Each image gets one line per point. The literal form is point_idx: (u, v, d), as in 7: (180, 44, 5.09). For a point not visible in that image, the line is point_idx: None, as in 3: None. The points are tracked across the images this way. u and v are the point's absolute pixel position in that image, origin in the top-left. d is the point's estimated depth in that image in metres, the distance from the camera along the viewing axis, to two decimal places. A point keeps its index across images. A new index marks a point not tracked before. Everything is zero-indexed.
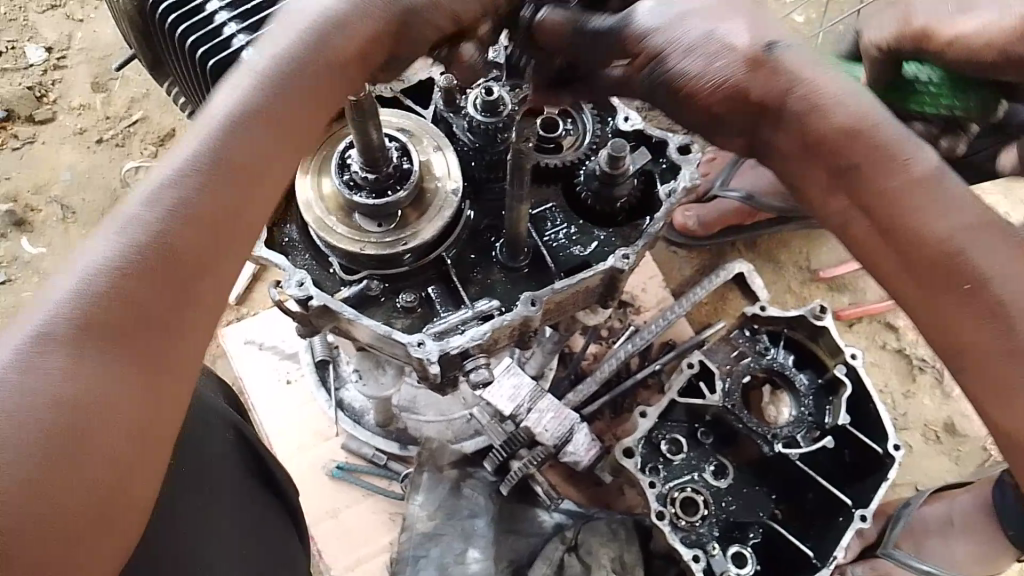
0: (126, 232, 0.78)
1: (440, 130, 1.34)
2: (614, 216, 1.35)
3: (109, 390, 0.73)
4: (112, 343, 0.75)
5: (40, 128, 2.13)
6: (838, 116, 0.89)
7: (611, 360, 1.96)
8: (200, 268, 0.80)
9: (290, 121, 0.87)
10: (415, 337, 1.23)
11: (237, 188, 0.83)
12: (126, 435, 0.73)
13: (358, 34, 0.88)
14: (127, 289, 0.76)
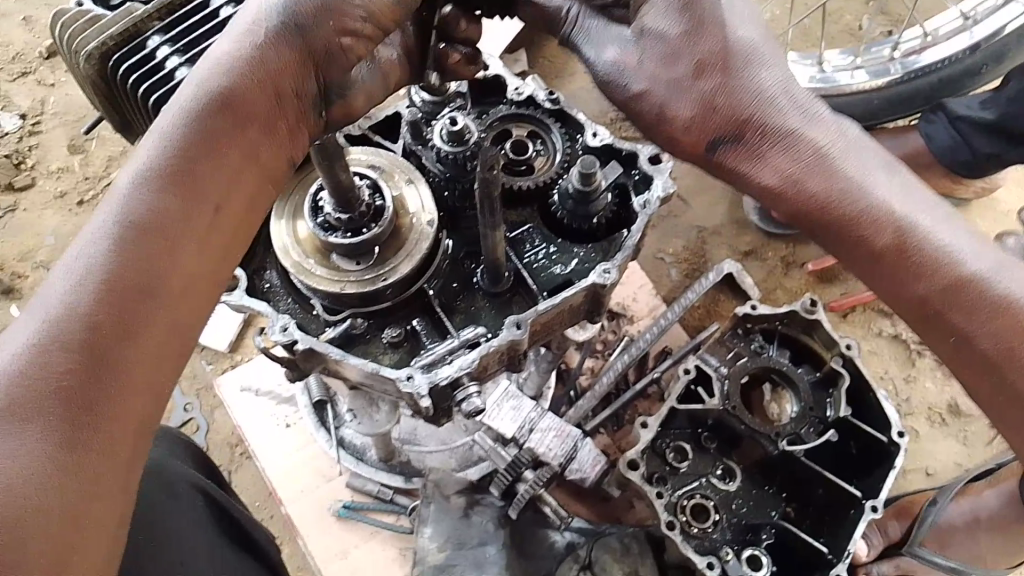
0: (41, 313, 0.85)
1: (410, 164, 1.34)
2: (592, 231, 1.35)
3: (30, 467, 0.79)
4: (34, 417, 0.81)
5: (20, 195, 2.14)
6: (817, 153, 1.12)
7: (609, 373, 1.96)
8: (118, 334, 0.86)
9: (190, 182, 0.94)
10: (403, 371, 1.23)
11: (144, 254, 0.89)
12: (55, 503, 0.80)
13: (236, 95, 0.97)
14: (46, 365, 0.83)
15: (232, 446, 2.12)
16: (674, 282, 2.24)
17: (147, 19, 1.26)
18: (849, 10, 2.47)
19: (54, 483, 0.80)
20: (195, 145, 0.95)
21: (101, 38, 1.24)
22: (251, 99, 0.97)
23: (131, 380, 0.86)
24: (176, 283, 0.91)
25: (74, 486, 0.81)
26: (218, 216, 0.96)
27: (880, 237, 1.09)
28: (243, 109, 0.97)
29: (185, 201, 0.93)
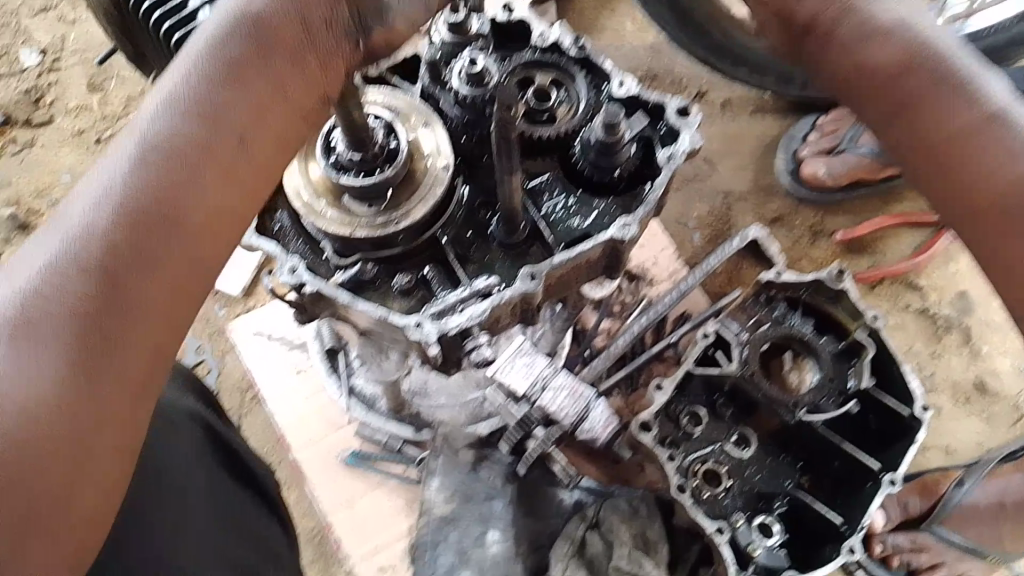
0: (68, 230, 0.88)
1: (428, 104, 1.29)
2: (612, 184, 1.31)
3: (44, 383, 0.82)
4: (49, 341, 0.83)
5: (38, 132, 2.11)
6: (893, 46, 1.01)
7: (625, 335, 1.92)
8: (138, 259, 0.88)
9: (220, 110, 0.95)
10: (412, 319, 1.19)
11: (167, 186, 0.91)
12: (71, 415, 0.83)
13: (262, 23, 0.96)
14: (75, 276, 0.86)
15: (243, 393, 2.11)
16: (697, 246, 2.19)
17: None
18: None
19: (67, 412, 0.82)
20: (227, 76, 0.95)
21: None
22: (288, 27, 0.98)
23: (150, 304, 0.88)
24: (195, 218, 0.92)
25: (88, 397, 0.84)
26: (241, 151, 0.96)
27: (953, 117, 1.00)
28: (272, 40, 0.97)
29: (210, 131, 0.94)
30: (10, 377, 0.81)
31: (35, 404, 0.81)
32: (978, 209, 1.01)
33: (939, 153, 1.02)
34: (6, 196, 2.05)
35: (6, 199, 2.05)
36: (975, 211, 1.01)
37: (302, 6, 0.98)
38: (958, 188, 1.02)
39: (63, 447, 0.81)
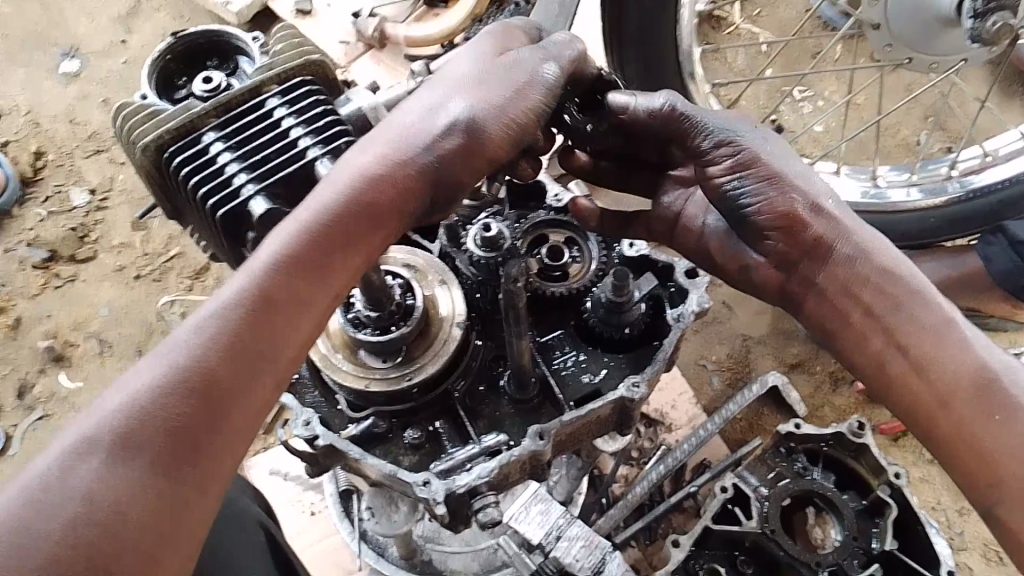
0: (168, 360, 0.96)
1: (445, 265, 1.35)
2: (623, 340, 1.33)
3: (125, 496, 0.88)
4: (143, 454, 0.90)
5: (81, 267, 2.21)
6: (881, 258, 1.20)
7: (642, 483, 1.91)
8: (230, 392, 0.96)
9: (314, 260, 1.04)
10: (422, 475, 1.22)
11: (260, 327, 0.99)
12: (143, 531, 0.88)
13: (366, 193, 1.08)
14: (168, 403, 0.93)
15: None
16: (716, 392, 2.18)
17: (204, 115, 1.31)
18: (906, 123, 2.44)
19: (141, 524, 0.88)
20: (325, 231, 1.05)
21: (159, 131, 1.30)
22: (382, 202, 1.08)
23: (230, 431, 0.96)
24: (280, 355, 1.01)
25: (162, 513, 0.89)
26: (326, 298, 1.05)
27: (925, 314, 1.16)
28: (370, 210, 1.08)
29: (301, 280, 1.03)
30: (96, 486, 0.87)
31: (116, 512, 0.87)
32: (944, 395, 1.11)
33: (905, 346, 1.15)
34: (45, 328, 2.13)
35: (45, 330, 2.13)
36: (941, 398, 1.12)
37: (397, 183, 1.10)
38: (923, 377, 1.13)
39: (127, 560, 0.86)
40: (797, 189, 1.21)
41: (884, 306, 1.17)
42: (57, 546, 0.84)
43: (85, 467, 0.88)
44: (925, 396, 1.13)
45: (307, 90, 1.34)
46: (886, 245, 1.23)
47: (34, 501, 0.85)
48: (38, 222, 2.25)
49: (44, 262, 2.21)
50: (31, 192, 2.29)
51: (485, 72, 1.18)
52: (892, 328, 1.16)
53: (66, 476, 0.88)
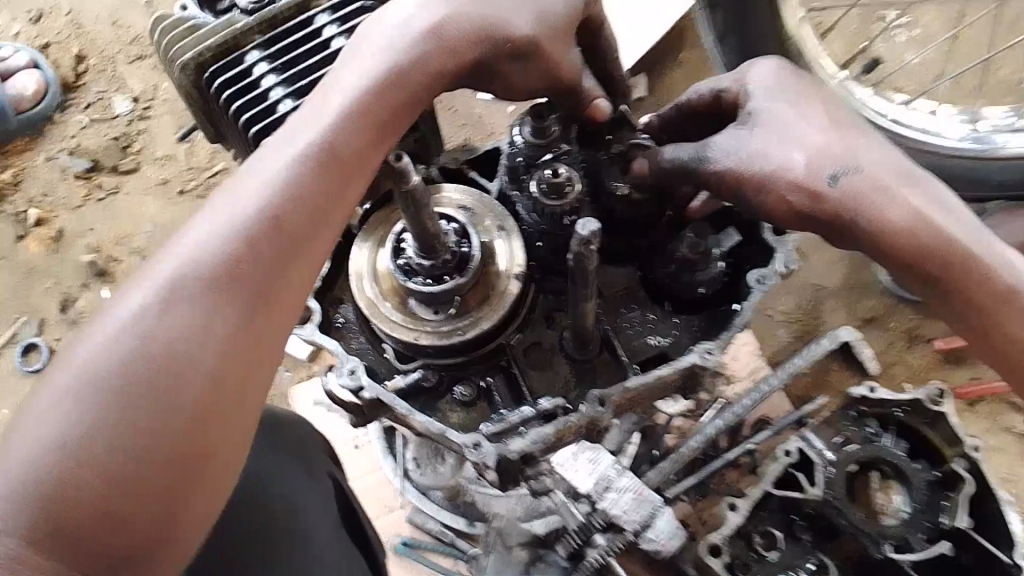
0: (239, 203, 0.90)
1: (505, 210, 1.23)
2: (694, 300, 1.22)
3: (193, 338, 0.82)
4: (208, 303, 0.84)
5: (124, 179, 2.13)
6: (921, 243, 0.98)
7: (698, 437, 1.81)
8: (299, 237, 0.91)
9: (382, 113, 0.99)
10: (472, 436, 1.13)
11: (332, 177, 0.94)
12: (214, 373, 0.81)
13: (428, 46, 1.01)
14: (240, 247, 0.87)
15: None
16: (781, 345, 2.05)
17: (247, 33, 1.19)
18: (1013, 59, 2.20)
19: (211, 364, 0.81)
20: (383, 83, 0.99)
21: (199, 48, 1.18)
22: (448, 56, 1.02)
23: (295, 277, 0.90)
24: (344, 201, 0.95)
25: (232, 358, 0.83)
26: (386, 147, 1.00)
27: (985, 287, 0.99)
28: (426, 65, 1.01)
29: (372, 132, 0.98)
30: (164, 325, 0.81)
31: (186, 353, 0.81)
32: (1009, 357, 1.01)
33: (964, 316, 1.01)
34: (87, 242, 2.07)
35: (88, 245, 2.07)
36: (1006, 358, 1.02)
37: (461, 43, 1.03)
38: (985, 339, 1.02)
39: (193, 401, 0.79)
40: (803, 168, 1.00)
41: (930, 283, 1.01)
42: (130, 379, 0.78)
43: (149, 319, 0.81)
44: (996, 354, 1.02)
45: (360, 8, 1.21)
46: (934, 209, 0.99)
47: (104, 342, 0.79)
48: (80, 130, 2.17)
49: (85, 173, 2.13)
50: (73, 98, 2.20)
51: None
52: (947, 299, 1.01)
53: (126, 329, 0.80)
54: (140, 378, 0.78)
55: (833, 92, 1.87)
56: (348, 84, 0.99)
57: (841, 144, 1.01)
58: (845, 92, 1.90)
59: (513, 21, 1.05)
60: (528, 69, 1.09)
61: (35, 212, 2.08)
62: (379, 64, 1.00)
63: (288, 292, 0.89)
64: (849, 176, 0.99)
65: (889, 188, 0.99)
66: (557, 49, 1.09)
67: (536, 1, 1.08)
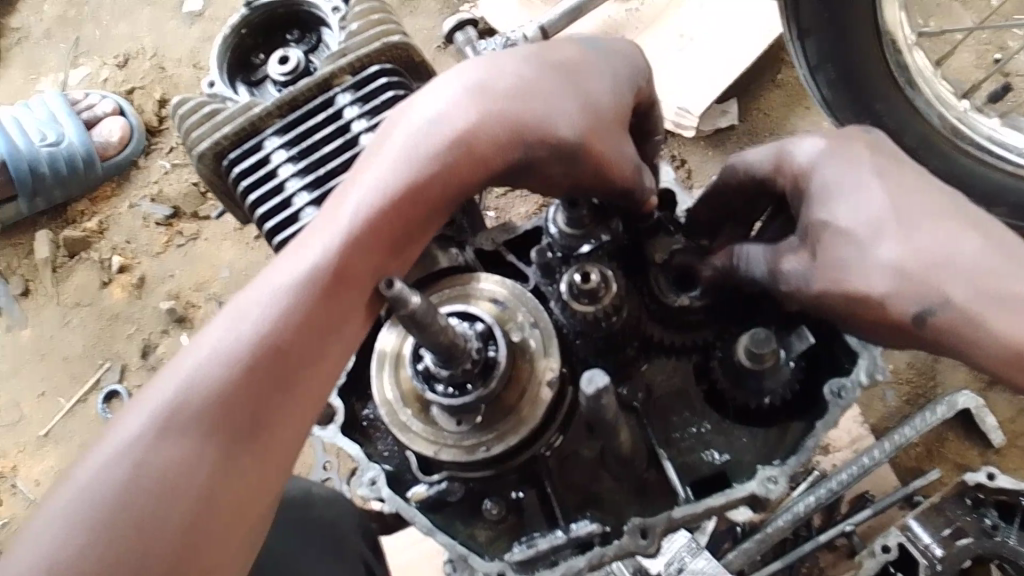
0: (243, 321, 0.81)
1: (539, 302, 1.11)
2: (757, 410, 1.05)
3: (178, 478, 0.74)
4: (202, 437, 0.76)
5: (203, 224, 2.14)
6: None
7: (785, 515, 1.63)
8: (303, 362, 0.81)
9: (401, 220, 0.89)
10: (495, 563, 1.02)
11: (340, 295, 0.84)
12: (194, 519, 0.73)
13: (452, 145, 0.91)
14: (237, 372, 0.78)
15: None
16: (890, 409, 1.81)
17: (266, 116, 1.11)
18: None
19: (194, 510, 0.73)
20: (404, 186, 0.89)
21: (216, 135, 1.11)
22: (474, 155, 0.91)
23: (298, 411, 0.80)
24: (355, 320, 0.86)
25: (218, 502, 0.75)
26: (399, 258, 0.90)
27: None
28: (455, 164, 0.91)
29: (387, 243, 0.88)
30: (148, 461, 0.74)
31: (171, 495, 0.73)
32: None
33: None
34: (167, 288, 2.10)
35: (168, 291, 2.09)
36: None
37: (490, 142, 0.92)
38: None
39: (164, 552, 0.71)
40: (889, 307, 0.87)
41: None
42: (103, 521, 0.70)
43: (138, 454, 0.74)
44: None
45: (384, 84, 1.10)
46: None
47: (87, 479, 0.73)
48: (161, 175, 2.19)
49: (167, 219, 2.15)
50: (156, 142, 2.23)
51: (586, 61, 1.03)
52: None
53: (116, 461, 0.74)
54: (115, 521, 0.71)
55: (955, 120, 1.59)
56: (367, 185, 0.88)
57: (929, 262, 0.86)
58: (970, 118, 1.61)
59: (558, 114, 0.95)
60: (565, 168, 0.98)
61: (119, 259, 2.12)
62: (398, 165, 0.89)
63: (287, 426, 0.80)
64: (934, 309, 0.85)
65: (997, 313, 0.84)
66: (607, 142, 0.99)
67: (582, 90, 0.99)
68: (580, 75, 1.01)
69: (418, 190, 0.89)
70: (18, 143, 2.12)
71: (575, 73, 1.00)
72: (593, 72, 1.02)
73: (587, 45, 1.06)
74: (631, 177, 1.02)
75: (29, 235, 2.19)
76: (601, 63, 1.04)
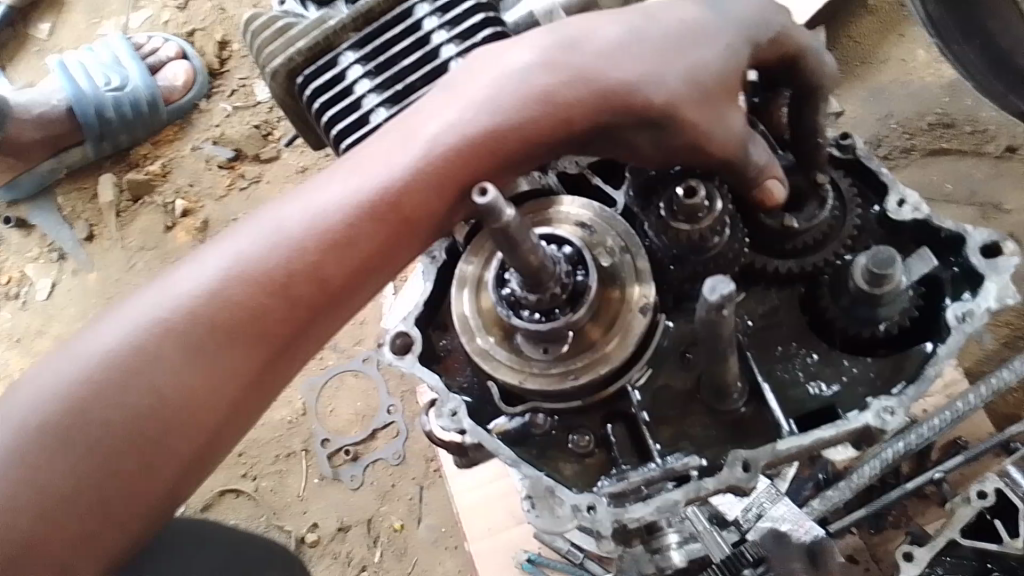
0: (267, 245, 0.89)
1: (628, 224, 1.04)
2: (872, 340, 0.99)
3: (182, 382, 0.84)
4: (203, 348, 0.86)
5: (265, 168, 2.11)
6: None
7: (874, 464, 1.55)
8: (311, 296, 0.89)
9: (449, 182, 0.91)
10: (585, 496, 0.97)
11: (359, 239, 0.90)
12: (187, 422, 0.84)
13: (523, 112, 0.90)
14: (253, 297, 0.88)
15: (430, 461, 1.88)
16: (986, 353, 1.71)
17: (341, 30, 1.05)
18: None
19: (188, 414, 0.84)
20: (458, 150, 0.91)
21: (290, 52, 1.05)
22: (544, 123, 0.90)
23: (298, 340, 0.90)
24: (379, 268, 0.92)
25: (208, 411, 0.85)
26: (443, 215, 0.93)
27: None
28: (526, 134, 0.90)
29: (420, 197, 0.91)
30: (160, 363, 0.84)
31: (170, 396, 0.83)
32: None
33: None
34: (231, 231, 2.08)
35: None
36: None
37: (569, 110, 0.90)
38: None
39: (146, 445, 0.82)
40: None
41: None
42: (102, 403, 0.81)
43: (153, 346, 0.85)
44: None
45: None
46: None
47: (105, 357, 0.83)
48: (223, 117, 2.16)
49: (229, 161, 2.13)
50: (218, 84, 2.20)
51: (695, 24, 0.94)
52: None
53: (133, 353, 0.84)
54: (114, 406, 0.82)
55: None
56: (418, 140, 0.91)
57: None
58: None
59: (649, 85, 0.90)
60: (650, 138, 0.93)
61: (182, 202, 2.11)
62: (464, 128, 0.91)
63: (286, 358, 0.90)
64: None
65: None
66: (705, 113, 0.91)
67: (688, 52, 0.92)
68: (687, 40, 0.93)
69: (473, 153, 0.90)
70: (83, 87, 2.08)
71: (683, 42, 0.93)
72: (705, 42, 0.93)
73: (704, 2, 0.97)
74: (731, 152, 0.93)
75: (92, 179, 2.18)
76: (719, 29, 0.94)
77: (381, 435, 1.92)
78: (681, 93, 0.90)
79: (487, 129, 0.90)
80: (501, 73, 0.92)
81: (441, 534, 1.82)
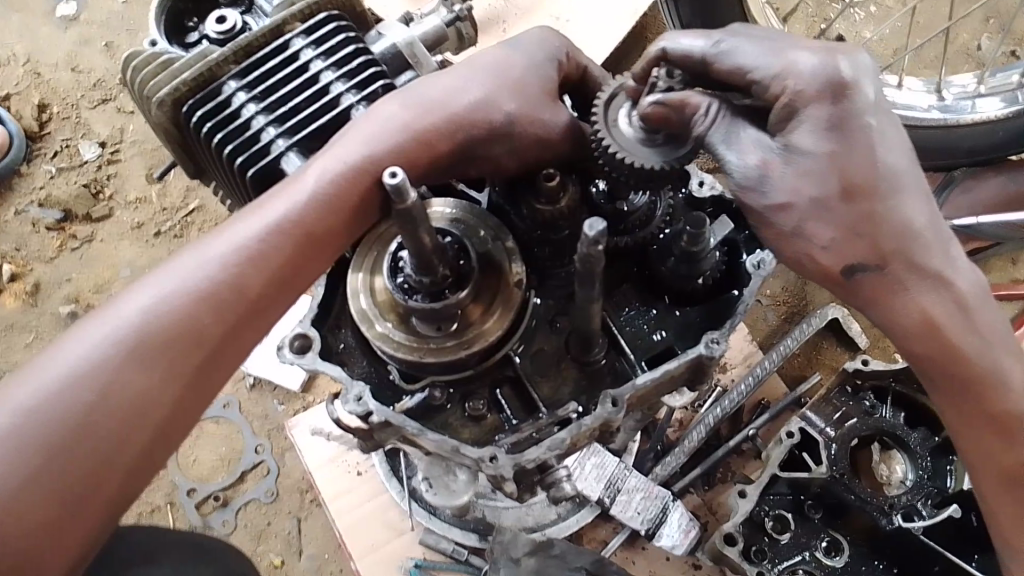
0: (201, 266, 1.02)
1: (494, 216, 1.22)
2: (696, 292, 1.22)
3: (133, 390, 0.96)
4: (145, 361, 0.97)
5: (97, 226, 2.14)
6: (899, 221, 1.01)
7: (700, 428, 1.79)
8: (242, 305, 1.02)
9: (345, 202, 1.06)
10: (486, 450, 1.11)
11: (284, 254, 1.04)
12: (144, 424, 0.96)
13: (400, 140, 1.07)
14: (191, 313, 0.99)
15: (303, 492, 1.94)
16: (771, 327, 2.07)
17: (222, 62, 1.18)
18: (966, 28, 2.24)
19: (142, 417, 0.96)
20: (350, 175, 1.06)
21: (175, 83, 1.17)
22: (418, 146, 1.07)
23: (236, 344, 1.03)
24: (300, 279, 1.07)
25: (162, 412, 0.98)
26: (345, 231, 1.08)
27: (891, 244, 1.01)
28: (405, 157, 1.07)
29: (325, 218, 1.05)
30: (112, 377, 0.95)
31: (125, 405, 0.95)
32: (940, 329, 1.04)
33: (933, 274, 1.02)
34: (65, 291, 2.07)
35: (66, 294, 2.07)
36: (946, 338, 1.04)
37: (438, 135, 1.08)
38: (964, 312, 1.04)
39: (108, 445, 0.94)
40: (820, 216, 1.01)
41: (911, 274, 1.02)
42: (66, 415, 0.92)
43: (105, 362, 0.95)
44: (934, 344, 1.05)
45: (336, 29, 1.21)
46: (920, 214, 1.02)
47: (64, 376, 0.94)
48: (47, 180, 2.18)
49: (58, 224, 2.14)
50: (38, 147, 2.22)
51: (510, 63, 1.14)
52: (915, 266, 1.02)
53: (86, 372, 0.95)
54: (77, 416, 0.93)
55: None
56: (315, 172, 1.06)
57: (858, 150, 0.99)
58: None
59: (487, 108, 1.10)
60: (507, 149, 1.12)
61: (9, 267, 2.09)
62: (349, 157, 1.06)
63: (224, 361, 1.03)
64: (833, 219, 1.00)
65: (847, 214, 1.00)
66: (541, 119, 1.12)
67: (511, 79, 1.13)
68: (511, 74, 1.13)
69: (360, 176, 1.06)
70: None
71: (503, 73, 1.13)
72: (522, 73, 1.14)
73: (511, 45, 1.18)
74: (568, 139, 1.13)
75: None
76: (527, 61, 1.15)
77: (250, 476, 1.96)
78: (516, 111, 1.11)
79: (372, 154, 1.06)
80: (373, 114, 1.09)
81: (323, 560, 1.87)
